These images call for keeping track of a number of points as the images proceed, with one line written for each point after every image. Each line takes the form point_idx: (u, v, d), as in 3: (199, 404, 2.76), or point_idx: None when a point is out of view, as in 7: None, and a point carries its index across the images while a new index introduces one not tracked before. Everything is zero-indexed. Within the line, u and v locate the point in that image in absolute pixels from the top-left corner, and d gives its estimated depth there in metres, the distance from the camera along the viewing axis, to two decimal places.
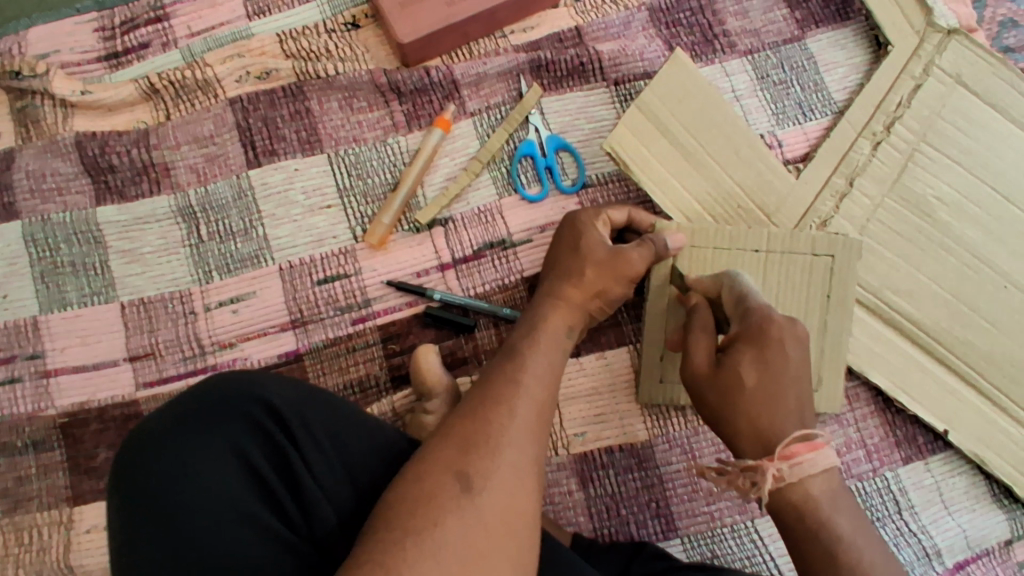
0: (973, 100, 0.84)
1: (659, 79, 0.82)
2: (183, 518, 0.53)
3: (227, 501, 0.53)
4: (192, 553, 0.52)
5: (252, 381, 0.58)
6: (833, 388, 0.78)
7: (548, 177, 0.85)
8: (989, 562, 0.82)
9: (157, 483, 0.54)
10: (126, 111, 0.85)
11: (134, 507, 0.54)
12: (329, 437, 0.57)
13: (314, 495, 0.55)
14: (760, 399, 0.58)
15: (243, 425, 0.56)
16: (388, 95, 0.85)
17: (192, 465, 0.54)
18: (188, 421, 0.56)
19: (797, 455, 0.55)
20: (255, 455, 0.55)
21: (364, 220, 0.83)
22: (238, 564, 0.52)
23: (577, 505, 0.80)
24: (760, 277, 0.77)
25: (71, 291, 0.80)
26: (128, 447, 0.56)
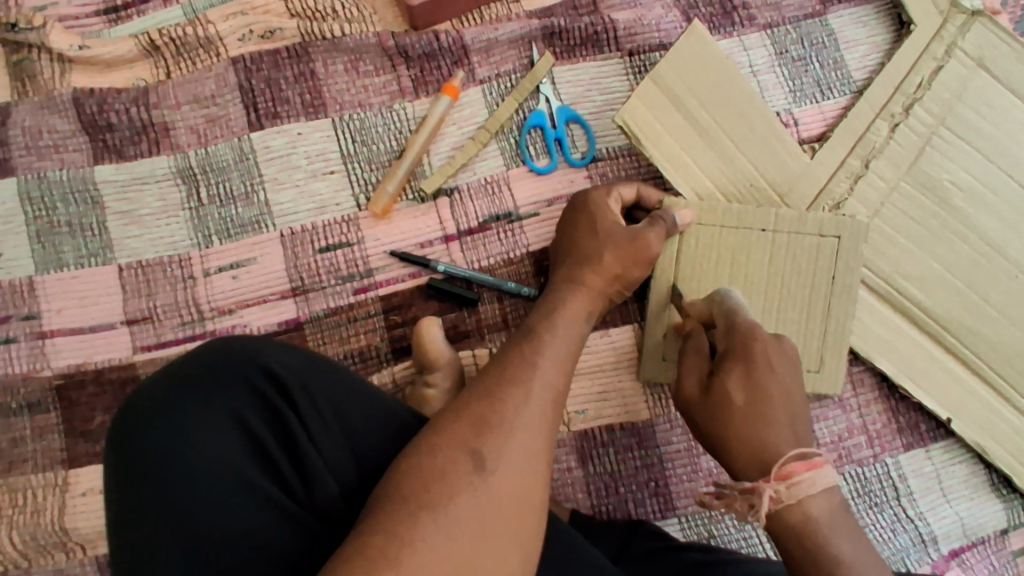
0: (996, 85, 0.82)
1: (676, 50, 0.79)
2: (183, 486, 0.52)
3: (226, 466, 0.53)
4: (191, 518, 0.51)
5: (254, 348, 0.56)
6: (837, 370, 0.77)
7: (558, 149, 0.83)
8: (984, 550, 0.82)
9: (155, 448, 0.53)
10: (125, 67, 0.83)
11: (130, 471, 0.53)
12: (331, 406, 0.56)
13: (316, 465, 0.54)
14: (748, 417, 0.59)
15: (245, 392, 0.55)
16: (396, 59, 0.83)
17: (190, 431, 0.53)
18: (188, 387, 0.55)
19: (794, 472, 0.55)
20: (255, 421, 0.55)
21: (368, 188, 0.81)
22: (238, 529, 0.51)
23: (576, 482, 0.79)
24: (767, 258, 0.76)
25: (67, 252, 0.79)
26: (126, 411, 0.55)
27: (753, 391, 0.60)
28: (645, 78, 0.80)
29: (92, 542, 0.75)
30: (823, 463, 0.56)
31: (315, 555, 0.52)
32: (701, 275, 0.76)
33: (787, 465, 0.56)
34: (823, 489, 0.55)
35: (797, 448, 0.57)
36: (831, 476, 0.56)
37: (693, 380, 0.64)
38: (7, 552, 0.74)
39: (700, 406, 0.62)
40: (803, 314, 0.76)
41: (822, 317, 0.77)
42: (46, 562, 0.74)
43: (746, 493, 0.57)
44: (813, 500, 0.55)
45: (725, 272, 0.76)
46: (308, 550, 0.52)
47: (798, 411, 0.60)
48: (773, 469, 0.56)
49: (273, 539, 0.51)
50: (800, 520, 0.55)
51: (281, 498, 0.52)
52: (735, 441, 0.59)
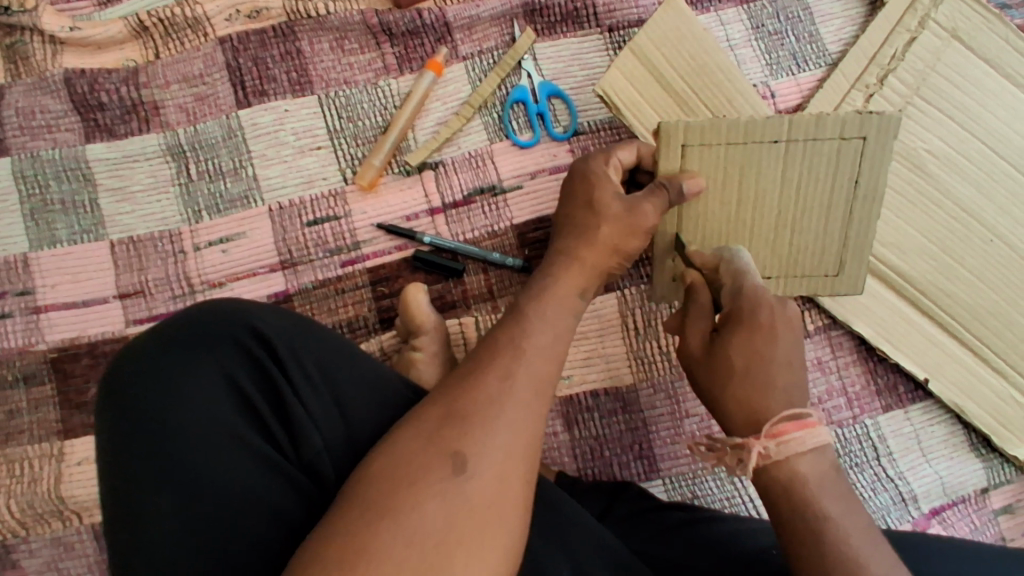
0: (968, 55, 0.84)
1: (654, 22, 0.81)
2: (173, 445, 0.54)
3: (216, 421, 0.54)
4: (181, 469, 0.53)
5: (242, 312, 0.58)
6: (858, 270, 0.74)
7: (540, 123, 0.85)
8: (964, 508, 0.84)
9: (146, 404, 0.55)
10: (116, 49, 0.84)
11: (123, 425, 0.55)
12: (318, 367, 0.58)
13: (303, 424, 0.56)
14: (744, 377, 0.58)
15: (233, 353, 0.57)
16: (380, 37, 0.85)
17: (180, 386, 0.55)
18: (176, 351, 0.57)
19: (785, 434, 0.55)
20: (244, 379, 0.57)
21: (354, 163, 0.83)
22: (227, 479, 0.53)
23: (562, 446, 0.81)
24: (779, 168, 0.70)
25: (61, 229, 0.80)
26: (115, 376, 0.57)
27: (751, 350, 0.59)
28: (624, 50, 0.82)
29: (88, 511, 0.76)
30: (816, 423, 0.56)
31: (305, 508, 0.55)
32: (710, 195, 0.70)
33: (779, 423, 0.56)
34: (813, 450, 0.55)
35: (791, 408, 0.56)
36: (823, 436, 0.56)
37: (693, 339, 0.63)
38: (5, 520, 0.75)
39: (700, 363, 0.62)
40: (822, 215, 0.71)
41: (844, 218, 0.72)
42: (43, 531, 0.76)
43: (737, 449, 0.58)
44: (803, 459, 0.55)
45: (737, 190, 0.70)
46: (298, 504, 0.54)
47: (798, 374, 0.59)
48: (764, 428, 0.56)
49: (264, 494, 0.54)
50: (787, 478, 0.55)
51: (268, 452, 0.55)
52: (732, 401, 0.59)
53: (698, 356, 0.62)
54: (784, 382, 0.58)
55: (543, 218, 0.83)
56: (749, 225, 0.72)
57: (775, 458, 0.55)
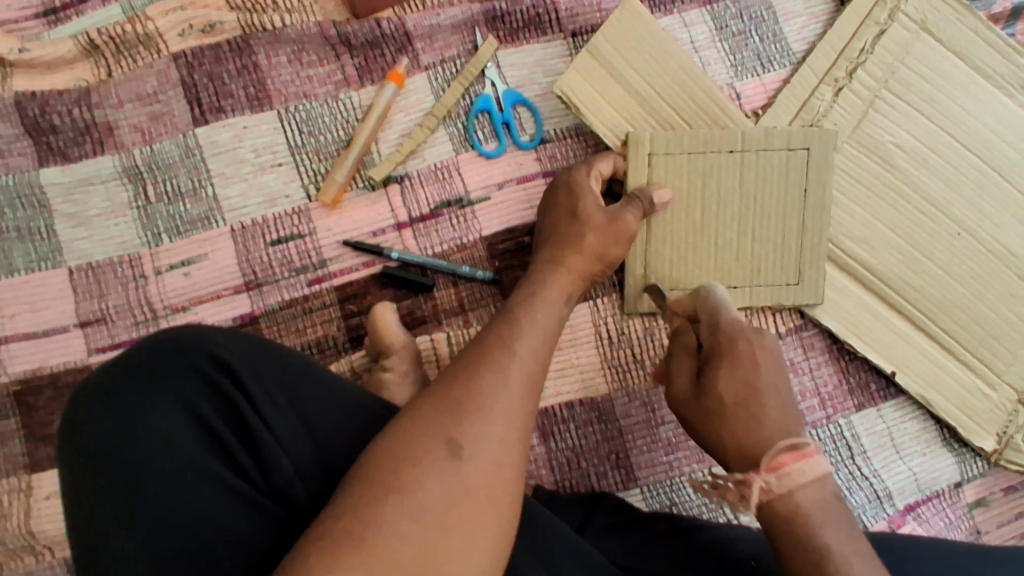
0: (937, 48, 0.83)
1: (611, 23, 0.79)
2: (136, 485, 0.52)
3: (180, 454, 0.53)
4: (144, 505, 0.52)
5: (200, 340, 0.57)
6: (817, 281, 0.79)
7: (505, 133, 0.84)
8: (939, 503, 0.84)
9: (105, 441, 0.53)
10: (67, 68, 0.82)
11: (81, 465, 0.53)
12: (284, 392, 0.57)
13: (270, 451, 0.54)
14: (737, 414, 0.59)
15: (195, 383, 0.55)
16: (338, 49, 0.83)
17: (140, 422, 0.54)
18: (133, 386, 0.55)
19: (784, 464, 0.55)
20: (208, 410, 0.55)
21: (317, 179, 0.81)
22: (193, 513, 0.52)
23: (538, 459, 0.80)
24: (737, 181, 0.77)
25: (16, 257, 0.78)
26: (72, 416, 0.55)
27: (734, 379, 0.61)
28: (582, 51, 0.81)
29: (60, 544, 0.75)
30: (813, 452, 0.56)
31: (278, 537, 0.53)
32: (675, 205, 0.77)
33: (777, 457, 0.56)
34: (815, 481, 0.55)
35: (789, 439, 0.57)
36: (822, 466, 0.56)
37: (684, 379, 0.65)
38: None
39: (691, 402, 0.63)
40: (778, 231, 0.78)
41: (799, 231, 0.78)
42: (14, 567, 0.74)
43: (739, 485, 0.57)
44: (806, 491, 0.55)
45: (699, 202, 0.77)
46: (270, 533, 0.53)
47: (787, 400, 0.60)
48: (763, 461, 0.56)
49: (234, 523, 0.52)
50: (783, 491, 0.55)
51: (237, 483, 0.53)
52: (729, 440, 0.59)
53: (688, 397, 0.63)
54: (774, 406, 0.59)
55: (512, 229, 0.82)
56: (712, 237, 0.78)
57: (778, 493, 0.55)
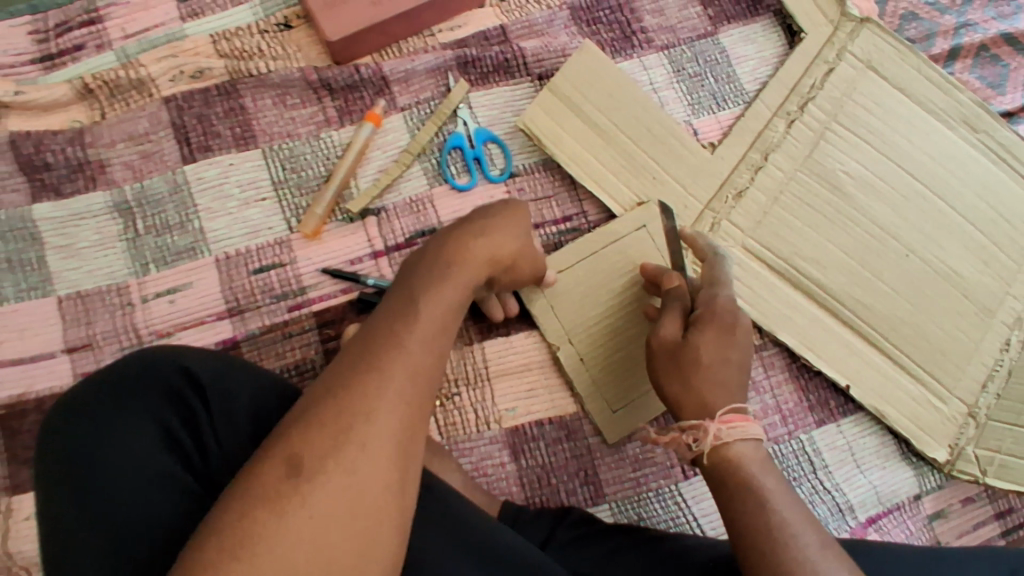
0: (881, 84, 0.91)
1: (569, 64, 0.89)
2: (97, 491, 0.54)
3: (139, 462, 0.55)
4: (102, 509, 0.54)
5: (170, 355, 0.59)
6: None
7: (476, 167, 0.89)
8: (900, 515, 0.87)
9: (75, 449, 0.56)
10: (62, 110, 0.87)
11: (53, 471, 0.56)
12: (249, 410, 0.59)
13: (227, 466, 0.57)
14: (708, 374, 0.65)
15: (161, 395, 0.58)
16: (320, 92, 0.89)
17: (107, 430, 0.56)
18: (105, 397, 0.58)
19: (733, 421, 0.62)
20: (173, 420, 0.58)
21: (298, 212, 0.86)
22: (147, 518, 0.54)
23: (509, 476, 0.83)
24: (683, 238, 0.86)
25: (7, 287, 0.82)
26: (53, 426, 0.58)
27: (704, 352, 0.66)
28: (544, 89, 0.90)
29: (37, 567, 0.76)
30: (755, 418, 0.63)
31: None
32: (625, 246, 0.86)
33: (728, 413, 0.63)
34: (756, 439, 0.62)
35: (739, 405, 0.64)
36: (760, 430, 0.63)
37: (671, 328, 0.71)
38: None
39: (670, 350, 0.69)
40: None
41: None
42: None
43: (691, 430, 0.64)
44: (746, 446, 0.62)
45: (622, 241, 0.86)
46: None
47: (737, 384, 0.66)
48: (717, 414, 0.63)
49: (189, 531, 0.54)
50: (726, 459, 0.61)
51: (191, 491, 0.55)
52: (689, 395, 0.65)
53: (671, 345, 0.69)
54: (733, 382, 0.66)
55: None
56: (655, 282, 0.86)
57: (724, 440, 0.62)
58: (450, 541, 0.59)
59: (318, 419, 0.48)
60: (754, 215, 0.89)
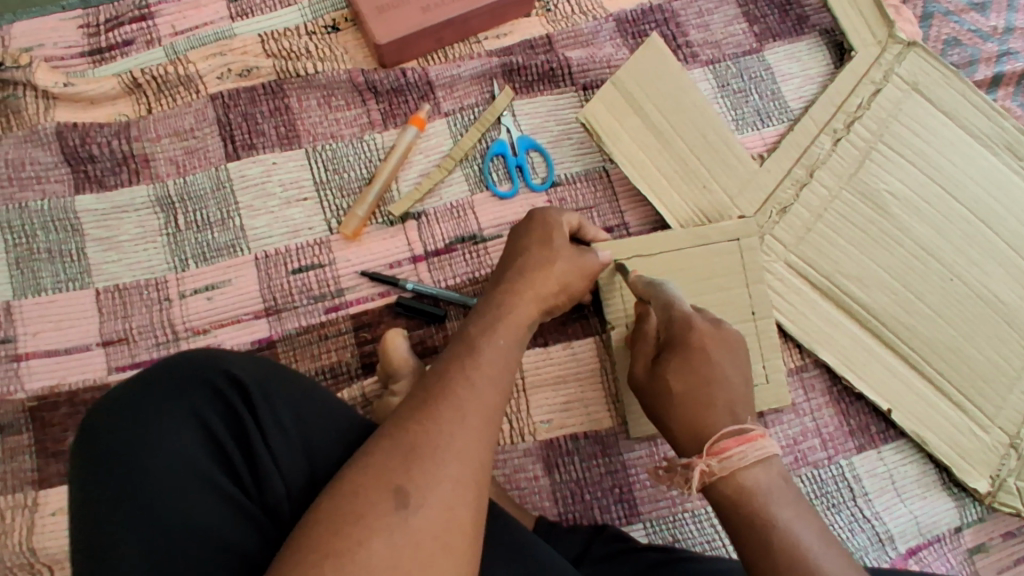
0: (928, 107, 0.90)
1: (634, 60, 0.88)
2: (137, 494, 0.52)
3: (183, 464, 0.53)
4: (144, 513, 0.52)
5: (215, 356, 0.57)
6: (781, 383, 0.82)
7: (519, 175, 0.88)
8: (940, 547, 0.85)
9: (114, 447, 0.54)
10: (109, 104, 0.88)
11: (91, 470, 0.53)
12: (293, 414, 0.57)
13: (268, 471, 0.54)
14: (691, 406, 0.63)
15: (205, 395, 0.56)
16: (365, 95, 0.89)
17: (151, 428, 0.54)
18: (148, 394, 0.55)
19: (725, 449, 0.58)
20: (216, 422, 0.55)
21: (339, 213, 0.85)
22: (190, 523, 0.51)
23: (542, 490, 0.81)
24: (725, 265, 0.84)
25: (46, 277, 0.81)
26: (89, 424, 0.55)
27: (689, 375, 0.64)
28: (605, 84, 0.89)
29: (60, 562, 0.75)
30: (757, 436, 0.59)
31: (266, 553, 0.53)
32: (676, 268, 0.83)
33: (721, 441, 0.59)
34: (758, 463, 0.58)
35: (736, 425, 0.60)
36: (763, 448, 0.58)
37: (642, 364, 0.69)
38: None
39: (649, 388, 0.67)
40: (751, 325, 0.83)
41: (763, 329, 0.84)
42: None
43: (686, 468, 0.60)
44: (749, 473, 0.58)
45: (686, 248, 0.84)
46: (260, 546, 0.53)
47: (730, 400, 0.62)
48: (707, 447, 0.60)
49: (228, 537, 0.52)
50: (732, 491, 0.58)
51: (235, 496, 0.53)
52: (680, 428, 0.63)
53: (645, 382, 0.68)
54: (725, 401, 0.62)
55: None
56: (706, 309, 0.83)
57: (720, 473, 0.58)
58: (490, 551, 0.58)
59: (401, 441, 0.50)
60: (797, 230, 0.88)
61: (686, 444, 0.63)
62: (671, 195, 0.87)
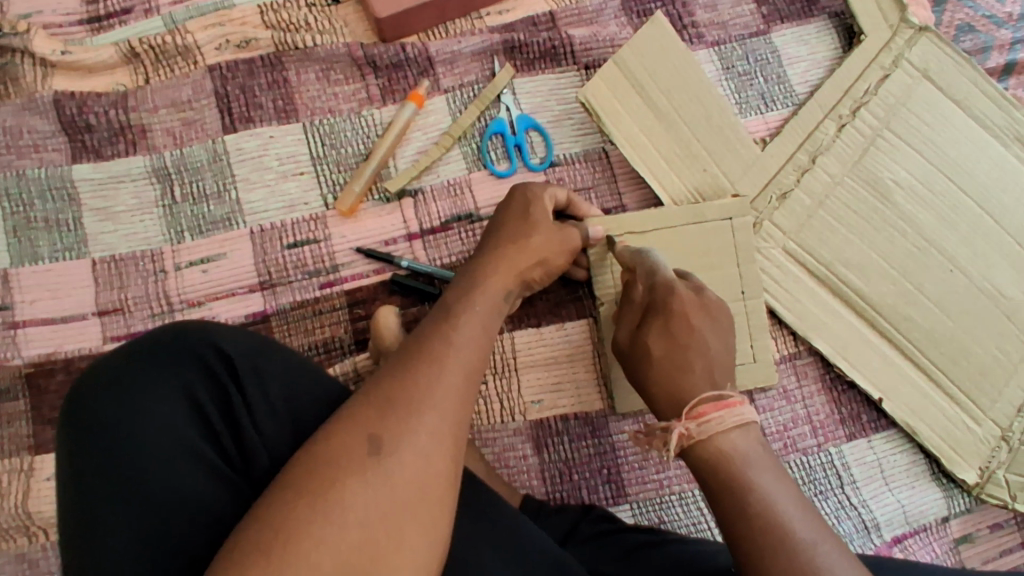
0: (936, 94, 0.89)
1: (638, 39, 0.87)
2: (124, 465, 0.53)
3: (169, 437, 0.54)
4: (130, 483, 0.52)
5: (204, 329, 0.57)
6: (768, 368, 0.83)
7: (517, 155, 0.88)
8: (925, 537, 0.85)
9: (102, 418, 0.54)
10: (107, 73, 0.87)
11: (80, 440, 0.54)
12: (280, 389, 0.57)
13: (254, 446, 0.55)
14: (671, 372, 0.62)
15: (193, 368, 0.56)
16: (364, 69, 0.88)
17: (139, 400, 0.54)
18: (136, 367, 0.56)
19: (704, 414, 0.57)
20: (203, 395, 0.56)
21: (335, 188, 0.85)
22: (176, 494, 0.52)
23: (531, 469, 0.82)
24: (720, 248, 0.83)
25: (43, 246, 0.82)
26: (78, 395, 0.56)
27: (671, 341, 0.63)
28: (608, 62, 0.88)
29: (55, 527, 0.76)
30: (737, 403, 0.58)
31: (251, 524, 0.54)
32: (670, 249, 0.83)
33: (699, 406, 0.58)
34: (736, 427, 0.57)
35: (714, 391, 0.59)
36: (742, 414, 0.57)
37: (626, 331, 0.69)
38: None
39: (632, 357, 0.66)
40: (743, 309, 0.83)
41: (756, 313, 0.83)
42: (8, 547, 0.75)
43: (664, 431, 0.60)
44: (727, 438, 0.57)
45: (682, 228, 0.83)
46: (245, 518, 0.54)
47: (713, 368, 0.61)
48: (686, 411, 0.59)
49: (215, 510, 0.53)
50: (709, 455, 0.56)
51: (221, 469, 0.54)
52: (661, 396, 0.62)
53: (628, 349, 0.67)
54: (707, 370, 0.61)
55: None
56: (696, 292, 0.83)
57: (697, 438, 0.57)
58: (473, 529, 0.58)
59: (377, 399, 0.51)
60: (798, 217, 0.87)
61: (667, 410, 0.61)
62: (671, 177, 0.86)
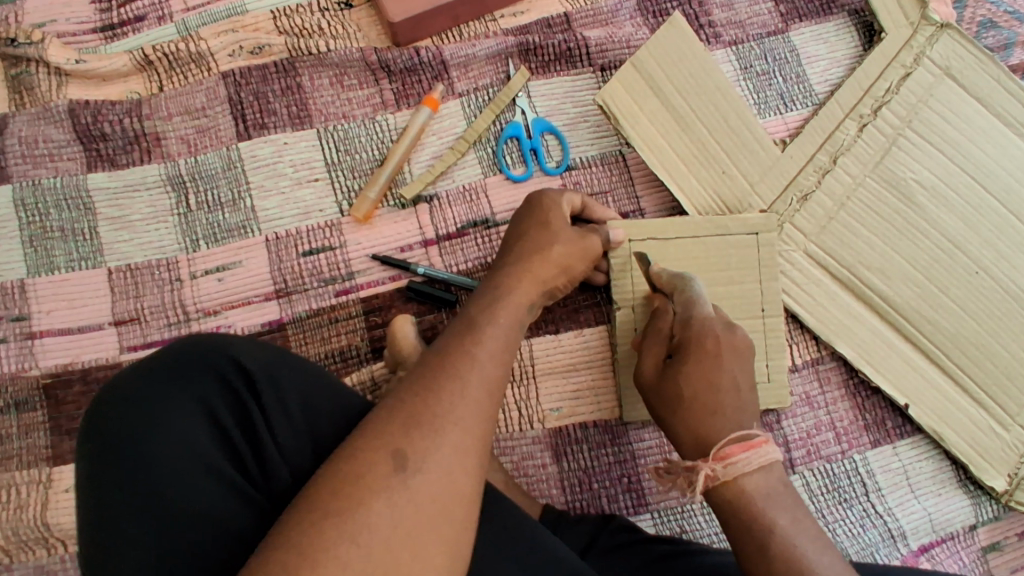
0: (960, 92, 0.86)
1: (655, 40, 0.85)
2: (143, 481, 0.52)
3: (188, 451, 0.53)
4: (150, 499, 0.52)
5: (220, 341, 0.57)
6: (782, 386, 0.81)
7: (533, 159, 0.87)
8: (953, 545, 0.83)
9: (119, 434, 0.53)
10: (121, 81, 0.87)
11: (97, 455, 0.53)
12: (298, 401, 0.57)
13: (273, 459, 0.54)
14: (696, 408, 0.62)
15: (211, 381, 0.56)
16: (378, 74, 0.87)
17: (156, 415, 0.54)
18: (152, 381, 0.55)
19: (730, 455, 0.58)
20: (221, 408, 0.55)
21: (350, 195, 0.84)
22: (195, 509, 0.52)
23: (550, 478, 0.81)
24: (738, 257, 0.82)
25: (59, 256, 0.81)
26: (93, 414, 0.55)
27: (700, 377, 0.62)
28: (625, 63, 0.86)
29: (74, 538, 0.76)
30: (761, 443, 0.59)
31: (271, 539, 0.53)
32: (688, 258, 0.82)
33: (725, 447, 0.59)
34: (760, 469, 0.58)
35: (738, 432, 0.60)
36: (767, 456, 0.58)
37: (650, 364, 0.68)
38: None
39: (655, 387, 0.66)
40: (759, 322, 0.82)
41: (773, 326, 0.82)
42: (28, 558, 0.75)
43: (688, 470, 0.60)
44: (751, 478, 0.58)
45: (702, 237, 0.82)
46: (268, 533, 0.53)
47: (742, 405, 0.62)
48: (711, 452, 0.59)
49: (237, 525, 0.52)
50: (732, 495, 0.58)
51: (241, 483, 0.54)
52: (683, 430, 0.62)
53: (653, 382, 0.67)
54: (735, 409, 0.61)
55: None
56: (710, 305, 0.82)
57: (722, 478, 0.58)
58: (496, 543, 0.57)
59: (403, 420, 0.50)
60: (818, 219, 0.85)
61: (689, 448, 0.62)
62: (689, 180, 0.85)
